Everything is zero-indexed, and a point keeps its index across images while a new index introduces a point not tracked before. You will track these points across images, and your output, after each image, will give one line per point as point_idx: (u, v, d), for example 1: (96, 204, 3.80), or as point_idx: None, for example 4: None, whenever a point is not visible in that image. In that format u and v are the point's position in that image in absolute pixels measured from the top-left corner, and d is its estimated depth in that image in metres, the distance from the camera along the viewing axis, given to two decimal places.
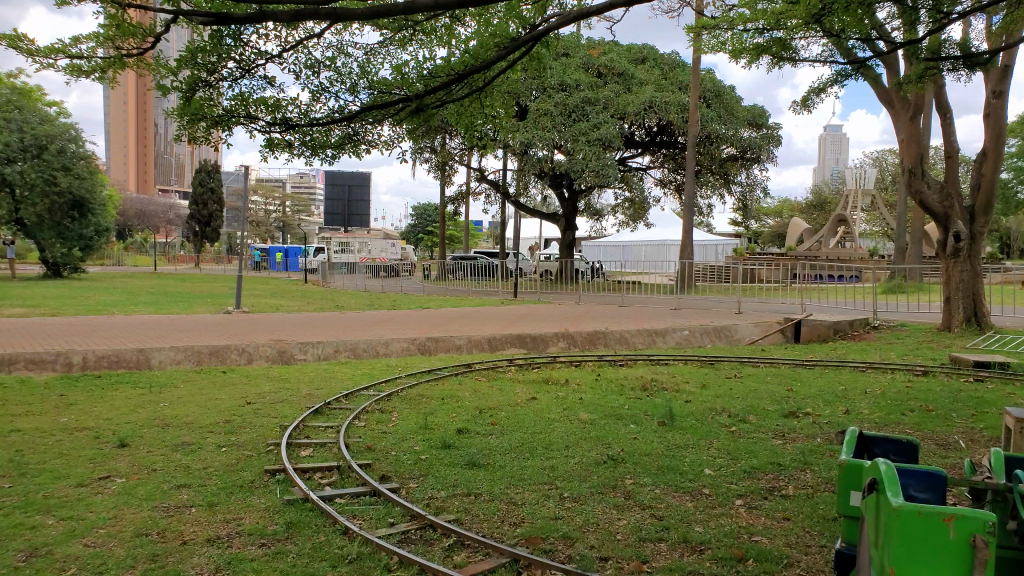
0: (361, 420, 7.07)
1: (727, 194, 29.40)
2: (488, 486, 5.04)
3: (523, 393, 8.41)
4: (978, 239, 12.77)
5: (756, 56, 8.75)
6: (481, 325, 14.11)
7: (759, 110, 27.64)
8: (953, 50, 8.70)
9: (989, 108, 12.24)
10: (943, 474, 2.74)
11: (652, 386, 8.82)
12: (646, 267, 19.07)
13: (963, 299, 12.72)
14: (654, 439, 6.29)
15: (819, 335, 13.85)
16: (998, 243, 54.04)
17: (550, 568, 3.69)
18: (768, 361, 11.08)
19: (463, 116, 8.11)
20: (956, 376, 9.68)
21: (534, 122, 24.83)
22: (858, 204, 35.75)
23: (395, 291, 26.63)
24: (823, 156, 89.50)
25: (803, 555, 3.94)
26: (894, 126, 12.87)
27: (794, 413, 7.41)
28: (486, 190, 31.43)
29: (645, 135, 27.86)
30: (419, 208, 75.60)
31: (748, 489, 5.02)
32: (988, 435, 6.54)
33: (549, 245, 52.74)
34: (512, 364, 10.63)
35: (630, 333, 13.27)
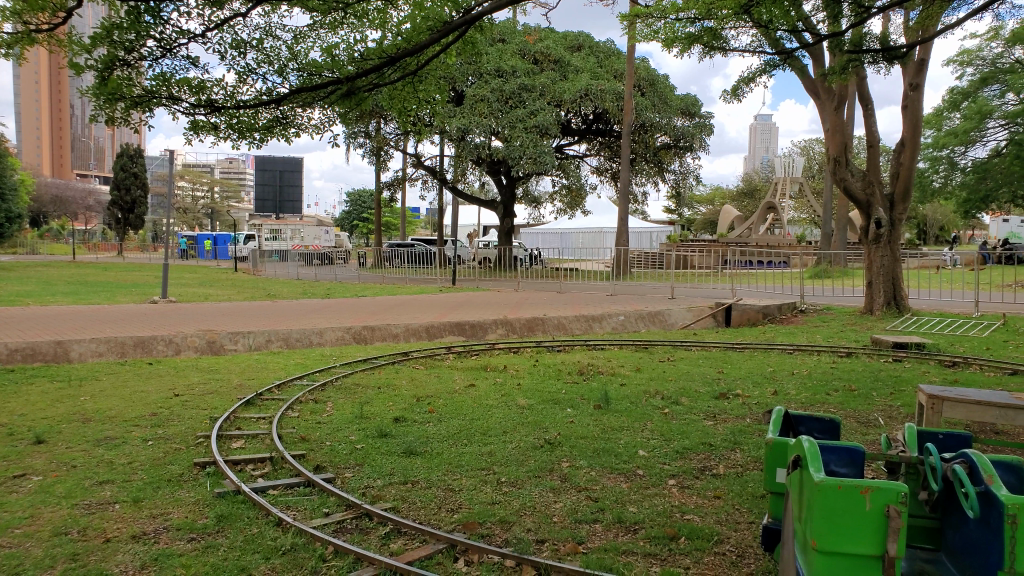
0: (295, 410, 6.96)
1: (661, 182, 29.85)
2: (425, 473, 5.02)
3: (461, 380, 8.40)
4: (898, 225, 13.35)
5: (687, 45, 8.91)
6: (419, 312, 14.05)
7: (691, 99, 28.10)
8: (873, 43, 9.00)
9: (907, 100, 12.72)
10: (860, 449, 2.90)
11: (588, 370, 8.94)
12: (583, 255, 19.47)
13: (883, 282, 13.27)
14: (590, 422, 6.38)
15: (750, 320, 14.12)
16: (916, 230, 56.34)
17: (487, 552, 3.72)
18: (700, 345, 11.34)
19: (398, 100, 8.04)
20: (876, 356, 10.11)
21: (470, 108, 24.70)
22: (785, 192, 36.77)
23: (328, 279, 26.21)
24: (753, 145, 91.63)
25: (733, 531, 4.06)
26: (820, 116, 13.25)
27: (725, 395, 7.62)
28: (422, 176, 31.08)
29: (581, 123, 28.08)
30: (354, 194, 74.40)
31: (680, 469, 5.14)
32: (905, 412, 6.86)
33: (487, 232, 52.72)
34: (450, 352, 10.61)
35: (567, 319, 13.41)
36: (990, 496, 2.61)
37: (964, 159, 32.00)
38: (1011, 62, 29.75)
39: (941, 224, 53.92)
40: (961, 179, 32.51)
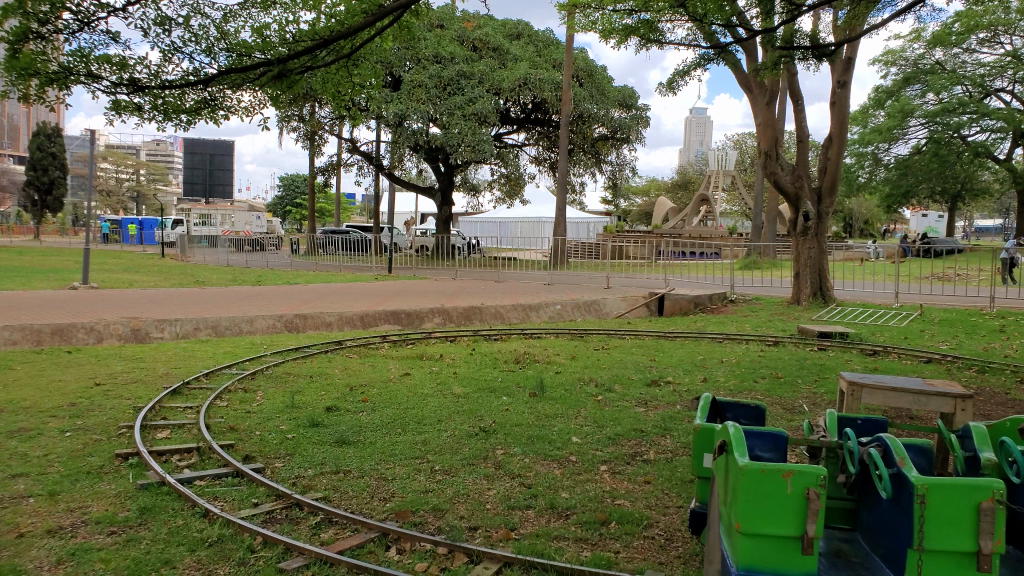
0: (223, 399, 6.80)
1: (598, 173, 30.15)
2: (358, 462, 4.98)
3: (396, 369, 8.35)
4: (824, 218, 13.85)
5: (625, 36, 9.03)
6: (353, 301, 13.85)
7: (628, 91, 28.45)
8: (803, 40, 9.26)
9: (835, 97, 13.12)
10: (783, 435, 3.03)
11: (524, 359, 9.01)
12: (521, 244, 19.53)
13: (810, 273, 13.75)
14: (525, 410, 6.44)
15: (681, 309, 14.46)
16: (841, 223, 58.34)
17: (419, 540, 3.72)
18: (633, 334, 11.52)
19: (332, 83, 7.91)
20: (802, 345, 10.47)
21: (408, 93, 24.43)
22: (718, 185, 37.54)
23: (260, 266, 25.61)
24: (688, 139, 93.34)
25: (662, 516, 4.16)
26: (752, 110, 13.54)
27: (657, 382, 7.78)
28: (358, 161, 30.60)
29: (520, 112, 28.12)
30: (287, 178, 72.69)
31: (612, 455, 5.23)
32: (828, 399, 7.13)
33: (425, 220, 52.34)
34: (384, 341, 10.51)
35: (504, 308, 13.44)
36: (902, 478, 2.75)
37: (888, 155, 33.26)
38: (931, 63, 31.11)
39: (866, 218, 55.97)
40: (884, 174, 33.78)
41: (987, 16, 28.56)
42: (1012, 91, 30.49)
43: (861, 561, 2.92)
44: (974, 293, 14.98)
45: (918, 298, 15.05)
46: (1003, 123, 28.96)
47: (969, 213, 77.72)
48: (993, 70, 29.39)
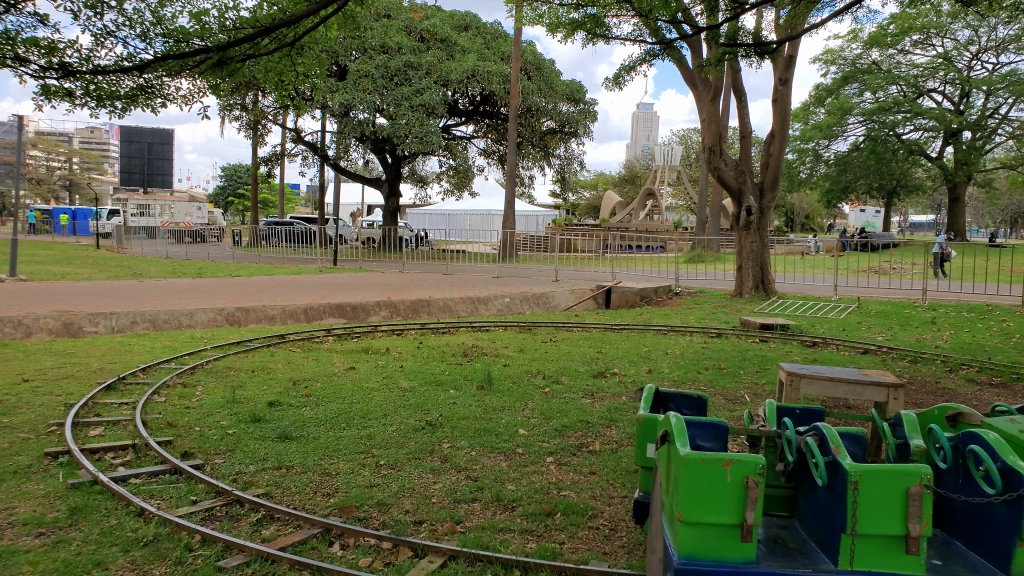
0: (161, 395, 6.62)
1: (546, 166, 30.23)
2: (301, 458, 4.91)
3: (341, 363, 8.26)
4: (766, 213, 14.21)
5: (572, 31, 9.08)
6: (298, 294, 13.62)
7: (577, 85, 28.63)
8: (746, 38, 9.44)
9: (777, 95, 13.41)
10: (723, 425, 3.15)
11: (472, 352, 9.00)
12: (470, 237, 19.33)
13: (752, 266, 14.10)
14: (472, 403, 6.43)
15: (628, 302, 14.63)
16: (783, 219, 59.69)
17: (363, 536, 3.69)
18: (581, 326, 11.62)
19: (274, 72, 7.78)
20: (744, 337, 10.72)
21: (354, 83, 24.07)
22: (664, 179, 38.04)
23: (201, 258, 24.96)
24: (635, 134, 94.44)
25: (607, 506, 4.21)
26: (696, 106, 13.70)
27: (603, 373, 7.88)
28: (303, 151, 30.07)
29: (468, 104, 28.04)
30: (228, 168, 70.98)
31: (558, 446, 5.27)
32: (768, 390, 7.31)
33: (372, 212, 51.76)
34: (329, 335, 10.36)
35: (452, 301, 13.39)
36: (836, 465, 2.85)
37: (827, 152, 34.18)
38: (868, 63, 32.20)
39: (806, 213, 57.37)
40: (824, 170, 34.71)
41: (920, 19, 29.68)
42: (942, 92, 31.73)
43: (798, 546, 3.00)
44: (907, 286, 15.51)
45: (856, 291, 15.51)
46: (934, 123, 30.09)
47: (904, 208, 80.39)
48: (926, 71, 30.61)
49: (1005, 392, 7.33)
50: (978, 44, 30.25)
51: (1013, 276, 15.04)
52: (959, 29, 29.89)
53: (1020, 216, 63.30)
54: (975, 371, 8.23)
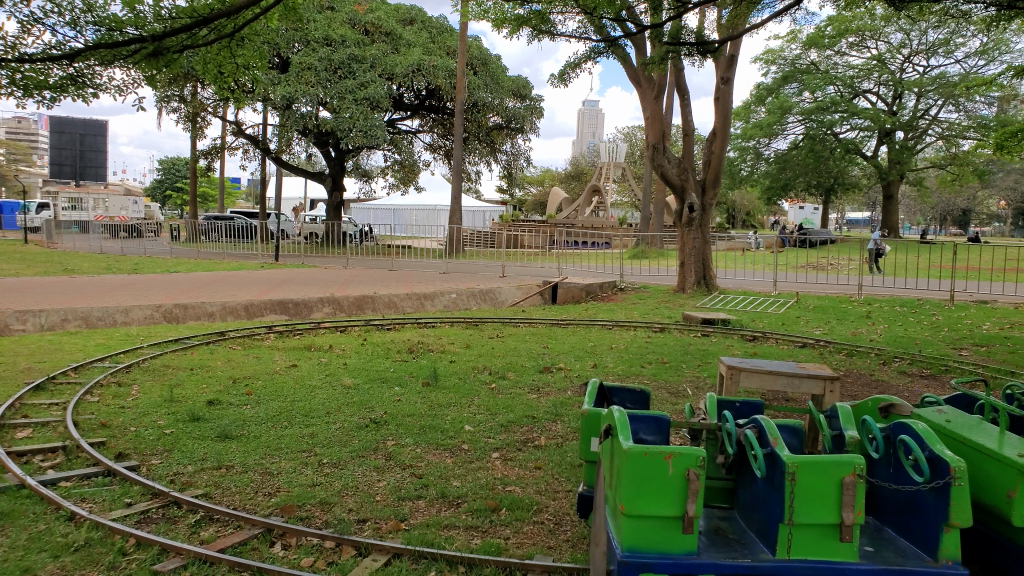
0: (93, 395, 6.40)
1: (493, 162, 30.20)
2: (241, 457, 4.82)
3: (283, 360, 8.13)
4: (708, 210, 14.47)
5: (518, 27, 9.10)
6: (238, 290, 13.33)
7: (523, 81, 28.67)
8: (689, 37, 9.59)
9: (719, 93, 13.65)
10: (666, 418, 3.24)
11: (418, 348, 8.96)
12: (416, 233, 19.42)
13: (694, 262, 14.39)
14: (417, 400, 6.41)
15: (573, 297, 14.73)
16: (724, 215, 60.88)
17: (305, 535, 3.65)
18: (528, 321, 11.68)
19: (214, 64, 7.62)
20: (686, 331, 10.93)
21: (296, 76, 23.64)
22: (610, 176, 38.39)
23: (137, 253, 24.22)
24: (581, 130, 95.29)
25: (551, 500, 4.24)
26: (640, 104, 13.83)
27: (549, 368, 7.92)
28: (244, 144, 29.42)
29: (414, 98, 27.85)
30: (165, 161, 68.96)
31: (504, 442, 5.29)
32: (709, 383, 7.47)
33: (316, 207, 50.97)
34: (270, 332, 10.17)
35: (398, 297, 13.31)
36: (775, 457, 2.92)
37: (768, 150, 35.04)
38: (807, 64, 33.07)
39: (747, 210, 58.66)
40: (764, 168, 35.54)
41: (856, 22, 30.65)
42: (877, 93, 32.79)
43: (738, 537, 3.07)
44: (843, 281, 16.01)
45: (794, 286, 15.94)
46: (869, 122, 31.13)
47: (841, 206, 82.85)
48: (861, 72, 31.61)
49: (934, 383, 7.65)
50: (910, 47, 31.36)
51: (941, 272, 15.67)
52: (892, 32, 30.95)
53: (949, 213, 65.90)
54: (906, 364, 8.55)
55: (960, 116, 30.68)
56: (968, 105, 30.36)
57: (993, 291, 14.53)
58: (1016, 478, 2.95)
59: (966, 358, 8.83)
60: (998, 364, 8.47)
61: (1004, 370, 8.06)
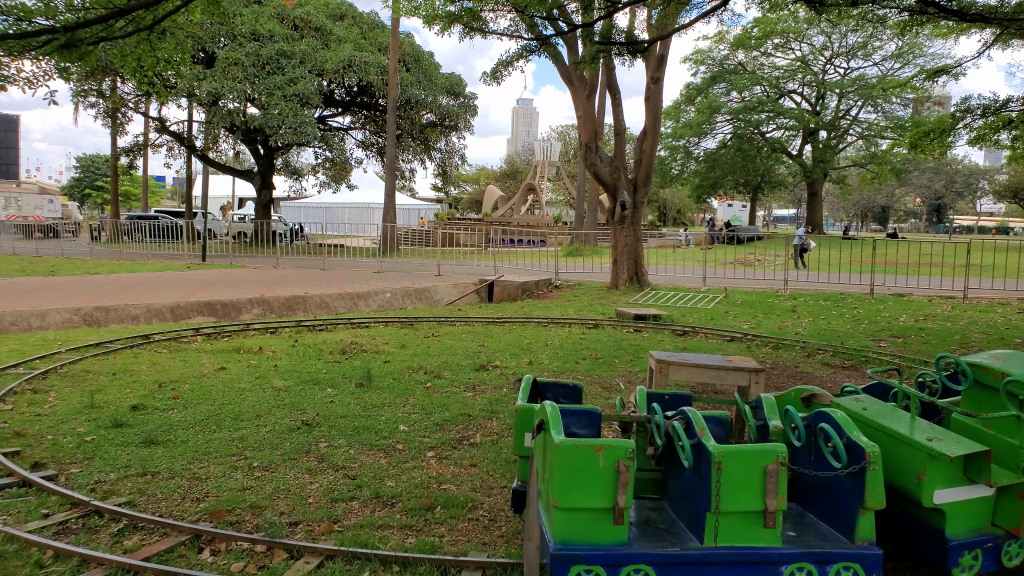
0: (7, 403, 6.10)
1: (428, 160, 30.02)
2: (167, 463, 4.68)
3: (211, 363, 7.93)
4: (639, 208, 14.72)
5: (449, 23, 9.09)
6: (163, 291, 12.94)
7: (456, 79, 28.60)
8: (620, 36, 9.72)
9: (649, 93, 13.89)
10: (596, 412, 3.38)
11: (351, 348, 8.85)
12: (349, 231, 18.97)
13: (627, 259, 14.64)
14: (350, 401, 6.34)
15: (509, 295, 14.78)
16: (656, 213, 61.97)
17: (235, 540, 3.57)
18: (464, 320, 11.67)
19: (132, 57, 7.39)
20: (619, 327, 11.11)
21: (222, 71, 22.98)
22: (544, 174, 38.63)
23: (53, 255, 23.19)
24: (515, 128, 95.71)
25: (486, 497, 4.26)
26: (572, 102, 13.88)
27: (485, 366, 7.94)
28: (167, 141, 28.48)
29: (345, 95, 27.46)
30: (82, 159, 66.06)
31: (439, 441, 5.28)
32: (642, 376, 7.62)
33: (244, 205, 49.74)
34: (198, 334, 9.90)
35: (330, 297, 13.11)
36: (701, 447, 3.01)
37: (697, 149, 35.81)
38: (735, 64, 33.93)
39: (678, 208, 59.90)
40: (694, 167, 36.32)
41: (780, 24, 31.68)
42: (801, 93, 33.93)
43: (668, 526, 3.16)
44: (770, 277, 16.52)
45: (723, 281, 16.37)
46: (794, 122, 32.20)
47: (767, 203, 85.29)
48: (786, 73, 32.81)
49: (855, 373, 7.99)
50: (831, 50, 32.54)
51: (862, 267, 16.34)
52: (814, 35, 32.09)
53: (870, 211, 68.66)
54: (829, 355, 8.89)
55: (879, 116, 32.09)
56: (886, 106, 31.78)
57: (910, 284, 15.24)
58: (925, 461, 3.11)
59: (885, 349, 9.23)
60: (914, 353, 8.90)
61: (919, 359, 8.46)
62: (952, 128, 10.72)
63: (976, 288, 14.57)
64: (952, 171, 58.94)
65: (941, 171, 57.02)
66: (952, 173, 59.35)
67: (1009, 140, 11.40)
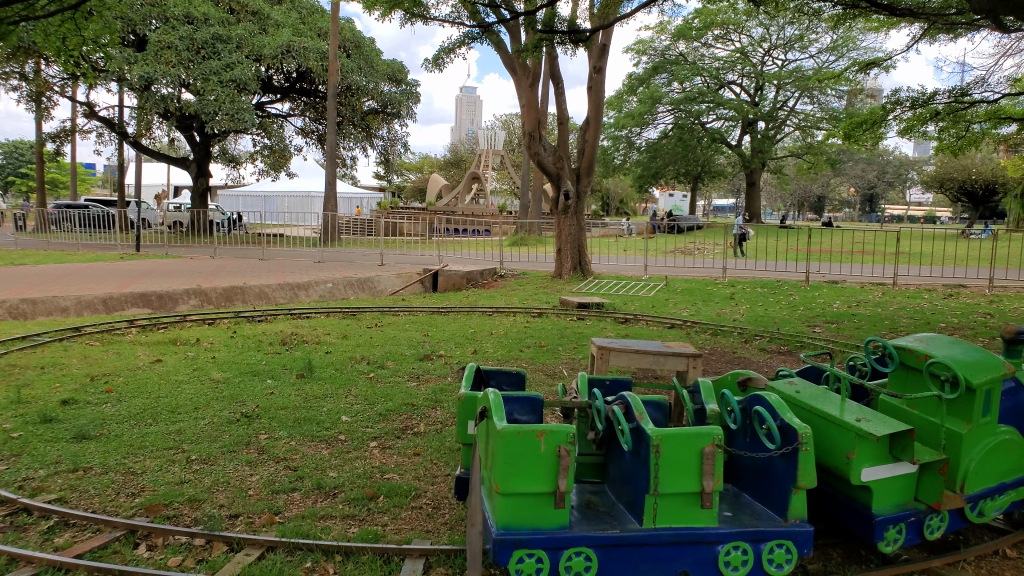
0: None
1: (370, 148, 29.66)
2: (100, 458, 4.55)
3: (146, 355, 7.71)
4: (583, 197, 14.84)
5: (390, 10, 8.99)
6: (94, 282, 12.50)
7: (398, 65, 28.28)
8: (562, 26, 9.72)
9: (591, 82, 13.98)
10: (538, 398, 3.44)
11: (291, 339, 8.72)
12: (289, 220, 18.72)
13: (570, 248, 14.77)
14: (291, 392, 6.25)
15: (454, 285, 14.62)
16: (599, 203, 62.49)
17: (172, 534, 3.51)
18: (408, 310, 11.63)
19: (56, 37, 7.12)
20: (563, 315, 11.22)
21: (154, 54, 22.20)
22: (488, 163, 38.55)
23: None
24: (459, 117, 95.36)
25: (430, 485, 4.27)
26: (516, 91, 13.83)
27: (429, 356, 7.92)
28: (97, 127, 27.46)
29: (284, 81, 26.87)
30: (4, 145, 63.10)
31: (383, 430, 5.27)
32: (584, 363, 7.72)
33: (179, 194, 48.33)
34: (131, 326, 9.62)
35: (270, 288, 12.87)
36: (640, 431, 3.08)
37: (640, 139, 36.24)
38: (675, 55, 34.39)
39: (621, 197, 60.58)
40: (636, 157, 36.75)
41: (720, 16, 32.23)
42: (740, 84, 34.64)
43: (608, 509, 3.22)
44: (710, 265, 16.87)
45: (664, 269, 16.66)
46: (733, 113, 32.87)
47: (708, 192, 87.08)
48: (726, 64, 33.48)
49: (790, 358, 8.25)
50: (769, 42, 33.28)
51: (799, 254, 16.82)
52: (753, 27, 32.77)
53: (806, 201, 70.61)
54: (765, 341, 9.15)
55: (814, 108, 33.03)
56: (821, 98, 32.74)
57: (844, 271, 15.78)
58: (853, 441, 3.24)
59: (818, 335, 9.53)
60: (846, 338, 9.22)
61: (850, 344, 8.77)
62: (882, 120, 11.11)
63: (904, 275, 15.16)
64: (883, 162, 61.16)
65: (873, 162, 59.12)
66: (882, 164, 61.58)
67: (935, 132, 11.85)
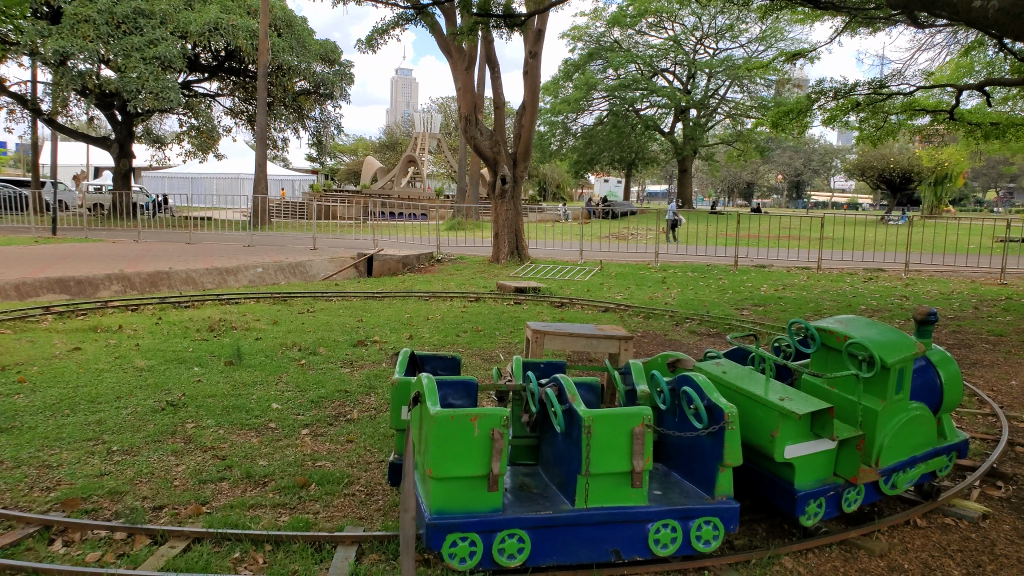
0: None
1: (301, 129, 29.00)
2: (12, 451, 4.34)
3: (64, 343, 7.38)
4: (518, 181, 14.86)
5: None
6: (7, 267, 11.88)
7: (330, 46, 27.59)
8: (497, 9, 9.65)
9: (527, 67, 13.95)
10: (472, 382, 3.44)
11: (220, 326, 8.48)
12: (219, 203, 18.38)
13: (507, 233, 14.77)
14: (219, 379, 6.09)
15: (389, 270, 14.44)
16: (536, 188, 62.60)
17: (90, 528, 3.39)
18: (341, 295, 11.46)
19: None
20: (500, 299, 11.22)
21: (70, 28, 21.15)
22: (425, 146, 38.12)
23: None
24: (396, 99, 94.02)
25: (363, 472, 4.23)
26: (452, 75, 13.68)
27: (363, 342, 7.81)
28: (7, 104, 26.01)
29: (211, 59, 25.98)
30: None
31: (315, 418, 5.18)
32: (520, 348, 7.75)
33: (99, 175, 46.24)
34: (48, 313, 9.19)
35: (197, 273, 12.49)
36: (571, 412, 3.11)
37: (575, 125, 36.40)
38: (610, 41, 34.65)
39: (557, 182, 60.87)
40: (572, 143, 36.93)
41: (654, 4, 32.61)
42: (673, 72, 35.19)
43: (541, 491, 3.25)
44: (643, 250, 17.13)
45: (600, 254, 16.83)
46: (666, 100, 33.35)
47: (641, 179, 88.34)
48: (659, 52, 33.90)
49: (719, 340, 8.46)
50: (701, 31, 33.88)
51: (728, 240, 17.23)
52: (686, 16, 33.26)
53: (736, 187, 72.34)
54: (696, 324, 9.35)
55: (744, 96, 33.81)
56: (750, 87, 33.54)
57: (772, 256, 16.26)
58: (777, 420, 3.34)
59: (747, 317, 9.80)
60: (773, 321, 9.50)
61: (777, 327, 9.04)
62: (808, 109, 11.42)
63: (827, 259, 15.72)
64: (809, 150, 63.15)
65: (799, 149, 61.05)
66: (809, 151, 63.59)
67: (857, 122, 12.26)
